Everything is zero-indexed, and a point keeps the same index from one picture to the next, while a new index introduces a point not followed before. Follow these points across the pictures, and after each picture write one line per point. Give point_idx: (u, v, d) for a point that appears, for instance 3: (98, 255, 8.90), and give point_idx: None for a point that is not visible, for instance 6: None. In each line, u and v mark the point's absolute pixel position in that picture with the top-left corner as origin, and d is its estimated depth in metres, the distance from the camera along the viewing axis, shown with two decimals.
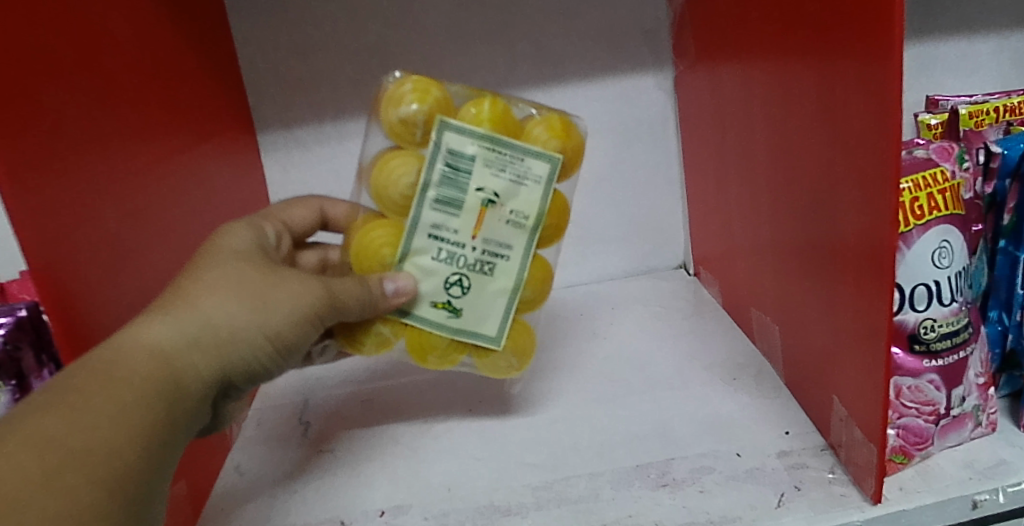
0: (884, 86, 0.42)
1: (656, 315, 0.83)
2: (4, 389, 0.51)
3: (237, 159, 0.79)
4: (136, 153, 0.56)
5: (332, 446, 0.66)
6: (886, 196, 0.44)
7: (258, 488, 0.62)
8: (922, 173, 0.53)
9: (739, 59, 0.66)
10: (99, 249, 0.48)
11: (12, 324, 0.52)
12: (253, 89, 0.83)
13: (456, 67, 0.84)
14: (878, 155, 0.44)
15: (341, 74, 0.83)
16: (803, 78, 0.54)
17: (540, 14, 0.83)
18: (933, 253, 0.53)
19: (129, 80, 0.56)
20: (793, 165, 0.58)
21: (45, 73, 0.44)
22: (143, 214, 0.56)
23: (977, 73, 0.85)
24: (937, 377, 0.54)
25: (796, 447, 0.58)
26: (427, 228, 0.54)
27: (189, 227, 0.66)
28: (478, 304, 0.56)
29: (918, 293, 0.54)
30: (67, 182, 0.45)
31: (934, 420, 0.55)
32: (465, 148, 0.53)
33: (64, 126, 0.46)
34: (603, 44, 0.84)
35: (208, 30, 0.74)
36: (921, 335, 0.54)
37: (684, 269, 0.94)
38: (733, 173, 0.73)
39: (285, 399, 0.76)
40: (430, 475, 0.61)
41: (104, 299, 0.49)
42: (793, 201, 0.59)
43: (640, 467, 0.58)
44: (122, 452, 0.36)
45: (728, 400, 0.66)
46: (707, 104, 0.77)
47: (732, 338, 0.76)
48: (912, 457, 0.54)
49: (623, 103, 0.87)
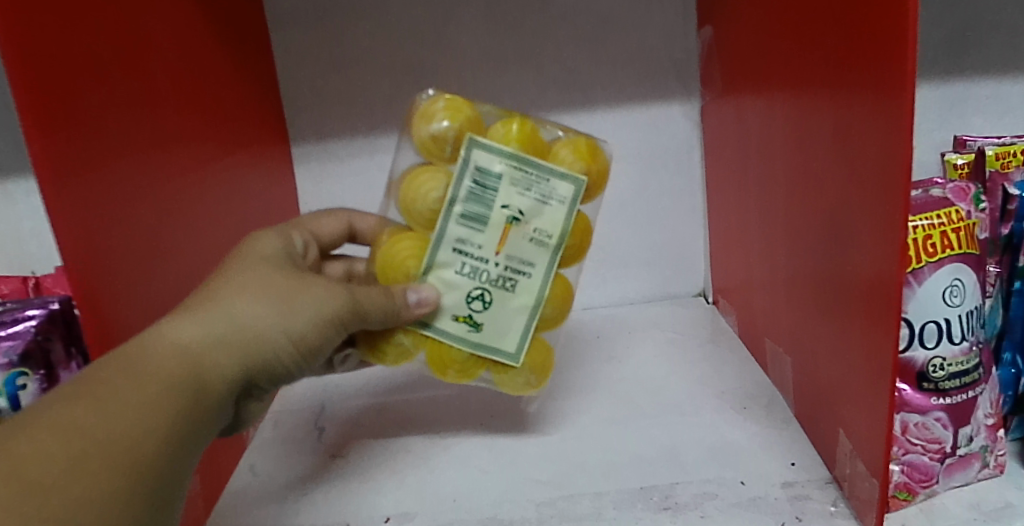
0: (896, 124, 0.43)
1: (672, 341, 0.83)
2: (34, 378, 0.55)
3: (270, 169, 0.82)
4: (170, 159, 0.59)
5: (345, 453, 0.68)
6: (895, 232, 0.45)
7: (269, 489, 0.64)
8: (939, 212, 0.53)
9: (762, 92, 0.68)
10: (130, 250, 0.51)
11: (44, 317, 0.55)
12: (290, 102, 0.86)
13: (487, 90, 0.86)
14: (890, 191, 0.45)
15: (376, 92, 0.86)
16: (822, 112, 0.55)
17: (569, 41, 0.85)
18: (944, 291, 0.54)
19: (168, 90, 0.59)
20: (808, 198, 0.59)
21: (91, 81, 0.47)
22: (175, 219, 0.59)
23: (1009, 114, 0.84)
24: (945, 415, 0.55)
25: (802, 479, 0.58)
26: (452, 242, 0.56)
27: (220, 231, 0.69)
28: (498, 322, 0.57)
29: (928, 330, 0.54)
30: (104, 185, 0.48)
31: (940, 458, 0.55)
32: (493, 166, 0.55)
33: (103, 132, 0.48)
34: (630, 72, 0.86)
35: (248, 45, 0.78)
36: (930, 373, 0.54)
37: (704, 297, 0.94)
38: (754, 204, 0.74)
39: (302, 404, 0.78)
40: (438, 485, 0.62)
41: (133, 298, 0.51)
42: (809, 233, 0.60)
43: (644, 489, 0.59)
44: (142, 443, 0.38)
45: (738, 428, 0.66)
46: (731, 134, 0.78)
47: (746, 367, 0.76)
48: (916, 494, 0.55)
49: (648, 131, 0.88)
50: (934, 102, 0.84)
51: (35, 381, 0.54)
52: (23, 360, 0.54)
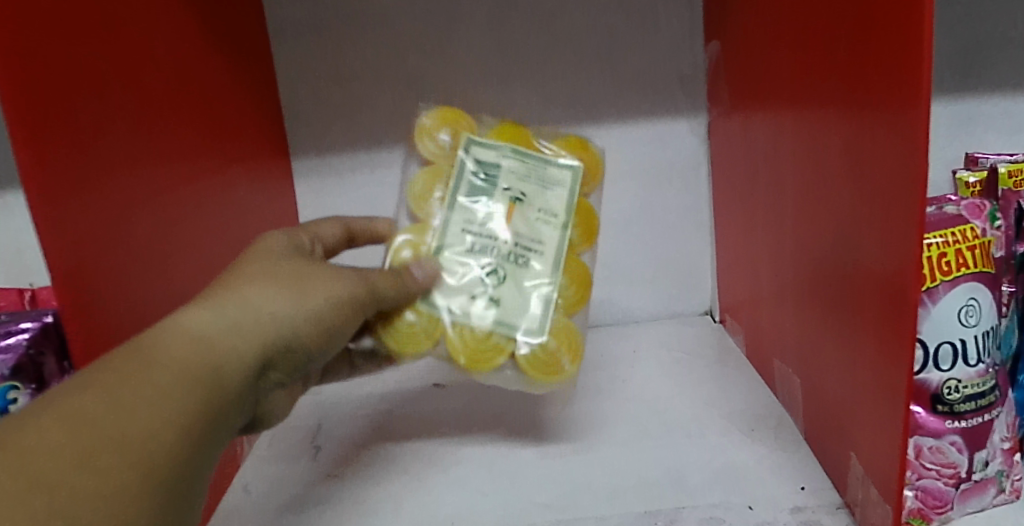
0: (911, 141, 0.42)
1: (677, 361, 0.82)
2: (25, 391, 0.55)
3: (269, 182, 0.81)
4: (164, 171, 0.58)
5: (342, 472, 0.66)
6: (909, 252, 0.43)
7: (265, 509, 0.62)
8: (952, 229, 0.52)
9: (771, 108, 0.66)
10: (123, 266, 0.50)
11: (37, 330, 0.56)
12: (292, 115, 0.86)
13: (491, 104, 0.85)
14: (904, 209, 0.43)
15: (380, 105, 0.85)
16: (834, 126, 0.53)
17: (574, 56, 0.84)
18: (960, 310, 0.52)
19: (165, 101, 0.59)
20: (819, 216, 0.58)
21: (85, 96, 0.46)
22: (170, 232, 0.58)
23: (1020, 131, 0.83)
24: (960, 439, 0.53)
25: (811, 504, 0.56)
26: (459, 223, 0.59)
27: (217, 243, 0.68)
28: (509, 304, 0.58)
29: (943, 352, 0.52)
30: (97, 197, 0.47)
31: (955, 483, 0.53)
32: (492, 158, 0.60)
33: (97, 145, 0.47)
34: (636, 86, 0.85)
35: (247, 56, 0.77)
36: (944, 395, 0.52)
37: (711, 315, 0.93)
38: (762, 222, 0.72)
39: (301, 421, 0.77)
40: (437, 507, 0.60)
41: (127, 316, 0.50)
42: (819, 250, 0.58)
43: (649, 514, 0.57)
44: (163, 434, 0.37)
45: (745, 450, 0.64)
46: (740, 150, 0.77)
47: (754, 387, 0.74)
48: (930, 521, 0.53)
49: (653, 146, 0.87)
50: (944, 120, 0.82)
51: (26, 394, 0.55)
52: (14, 374, 0.55)
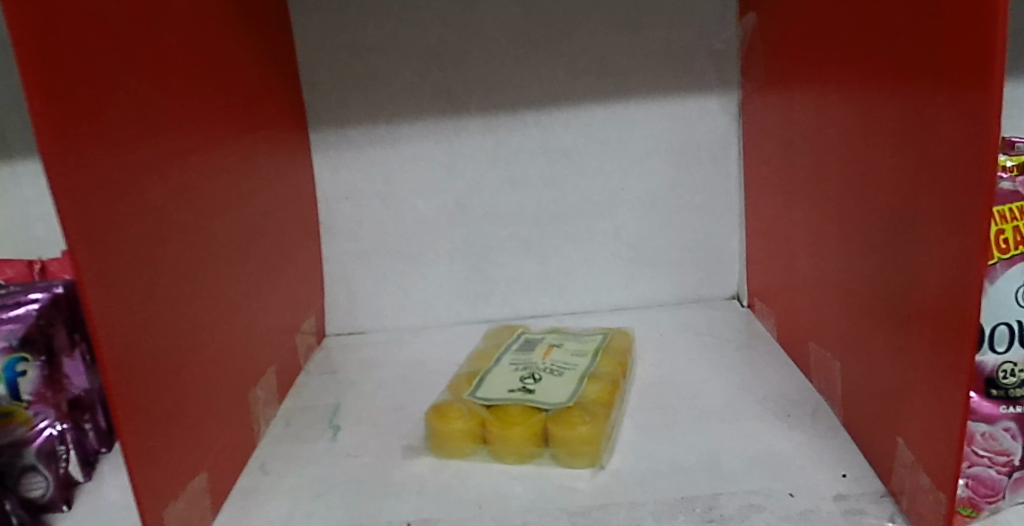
0: (978, 107, 0.39)
1: (706, 345, 0.79)
2: (35, 363, 0.57)
3: (286, 155, 0.79)
4: (179, 137, 0.55)
5: (362, 453, 0.64)
6: (973, 227, 0.40)
7: (282, 486, 0.60)
8: (1010, 206, 0.49)
9: (814, 79, 0.64)
10: (137, 236, 0.47)
11: (47, 301, 0.57)
12: (310, 86, 0.83)
13: (514, 78, 0.83)
14: (968, 181, 0.41)
15: (400, 78, 0.82)
16: (887, 96, 0.51)
17: (602, 28, 0.81)
18: (1018, 290, 0.50)
19: (180, 61, 0.56)
20: (869, 190, 0.55)
21: (96, 43, 0.43)
22: (185, 202, 0.56)
23: None
24: (1015, 425, 0.50)
25: (855, 492, 0.54)
26: None
27: (235, 214, 0.66)
28: (549, 390, 0.67)
29: (999, 333, 0.50)
30: (113, 161, 0.45)
31: (1008, 472, 0.50)
32: None
33: (114, 106, 0.45)
34: (666, 60, 0.83)
35: (265, 20, 0.74)
36: (999, 379, 0.50)
37: (738, 300, 0.90)
38: (801, 200, 0.70)
39: (317, 401, 0.74)
40: (463, 491, 0.57)
41: (141, 289, 0.48)
42: (868, 228, 0.55)
43: (685, 500, 0.54)
44: None
45: (782, 437, 0.61)
46: (776, 126, 0.74)
47: (788, 374, 0.72)
48: (981, 511, 0.50)
49: (682, 123, 0.85)
50: None
51: (35, 367, 0.56)
52: (24, 346, 0.56)
